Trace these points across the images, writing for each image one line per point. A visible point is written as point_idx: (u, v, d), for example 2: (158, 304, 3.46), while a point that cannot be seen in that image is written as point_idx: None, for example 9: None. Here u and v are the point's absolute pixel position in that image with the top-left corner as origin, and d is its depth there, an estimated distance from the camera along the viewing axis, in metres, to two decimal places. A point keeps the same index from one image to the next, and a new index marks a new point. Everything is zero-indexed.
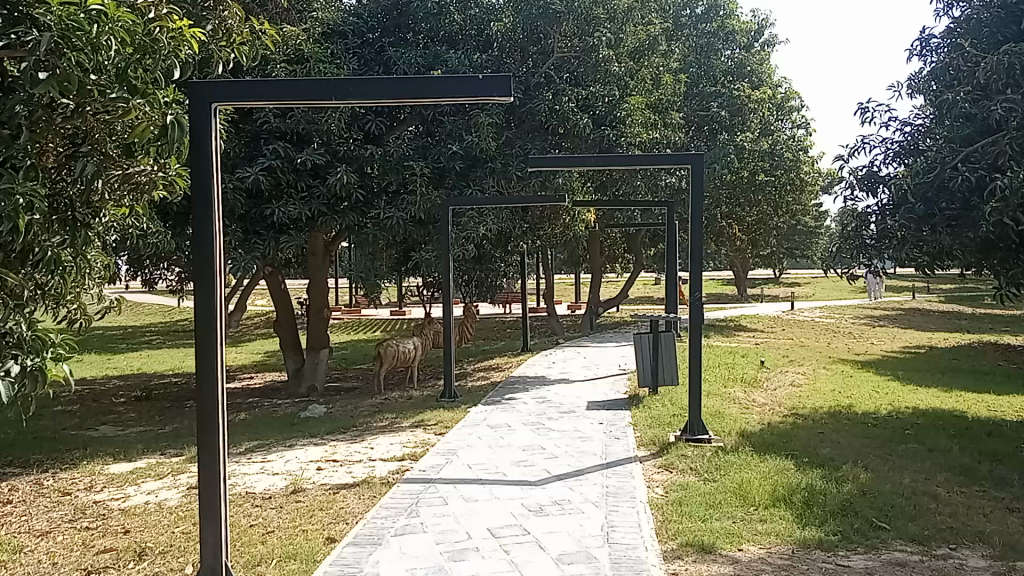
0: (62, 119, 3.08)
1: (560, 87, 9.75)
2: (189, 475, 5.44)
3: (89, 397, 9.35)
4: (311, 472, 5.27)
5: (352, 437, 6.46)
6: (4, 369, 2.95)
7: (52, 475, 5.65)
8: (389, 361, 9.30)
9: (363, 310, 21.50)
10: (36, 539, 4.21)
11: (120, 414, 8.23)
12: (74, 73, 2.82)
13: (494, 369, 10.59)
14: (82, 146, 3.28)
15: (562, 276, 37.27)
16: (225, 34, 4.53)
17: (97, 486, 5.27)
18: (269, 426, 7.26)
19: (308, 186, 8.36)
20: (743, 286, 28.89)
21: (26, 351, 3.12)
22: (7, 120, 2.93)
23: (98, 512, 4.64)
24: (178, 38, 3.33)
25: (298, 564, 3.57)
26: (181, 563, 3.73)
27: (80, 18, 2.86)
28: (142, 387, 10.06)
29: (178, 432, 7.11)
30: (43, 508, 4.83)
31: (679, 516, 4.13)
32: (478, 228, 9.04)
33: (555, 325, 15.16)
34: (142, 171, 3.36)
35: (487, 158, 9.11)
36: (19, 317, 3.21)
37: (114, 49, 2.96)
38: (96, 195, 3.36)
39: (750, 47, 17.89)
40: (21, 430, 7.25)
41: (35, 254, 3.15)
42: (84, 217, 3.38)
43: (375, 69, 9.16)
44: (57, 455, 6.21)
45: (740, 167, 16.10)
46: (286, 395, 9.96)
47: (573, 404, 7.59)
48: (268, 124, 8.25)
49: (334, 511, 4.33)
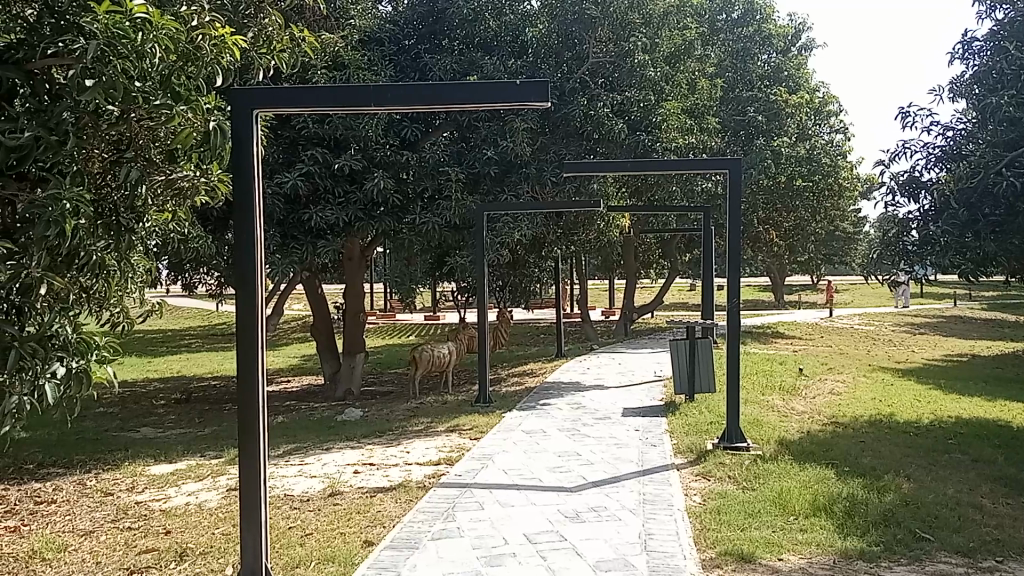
0: (108, 125, 3.16)
1: (595, 93, 9.75)
2: (228, 477, 5.50)
3: (131, 399, 9.50)
4: (348, 475, 5.31)
5: (388, 440, 6.50)
6: (49, 371, 3.10)
7: (94, 475, 5.74)
8: (424, 366, 9.32)
9: (397, 315, 21.55)
10: (80, 539, 4.29)
11: (160, 416, 8.34)
12: (119, 80, 2.89)
13: (529, 375, 10.58)
14: (127, 152, 3.35)
15: (596, 283, 37.18)
16: (266, 42, 4.56)
17: (139, 487, 5.35)
18: (307, 429, 7.33)
19: (345, 192, 8.41)
20: (780, 293, 28.55)
21: (71, 353, 3.24)
22: (55, 127, 2.96)
23: (140, 513, 4.70)
24: (219, 45, 3.41)
25: (336, 566, 3.59)
26: (220, 564, 3.77)
27: (125, 26, 2.95)
28: (183, 390, 10.20)
29: (217, 434, 7.19)
30: (87, 508, 4.91)
31: (717, 524, 4.09)
32: (514, 233, 9.04)
33: (589, 331, 15.09)
34: (184, 177, 3.50)
35: (522, 163, 9.14)
36: (66, 320, 3.34)
37: (159, 56, 3.04)
38: (139, 201, 3.44)
39: (787, 51, 17.74)
40: (64, 432, 7.37)
41: (80, 258, 3.21)
42: (129, 222, 3.44)
43: (411, 76, 9.23)
44: (99, 456, 6.32)
45: (777, 172, 15.93)
46: (322, 399, 10.03)
47: (608, 410, 7.55)
48: (307, 130, 8.32)
49: (371, 514, 4.35)
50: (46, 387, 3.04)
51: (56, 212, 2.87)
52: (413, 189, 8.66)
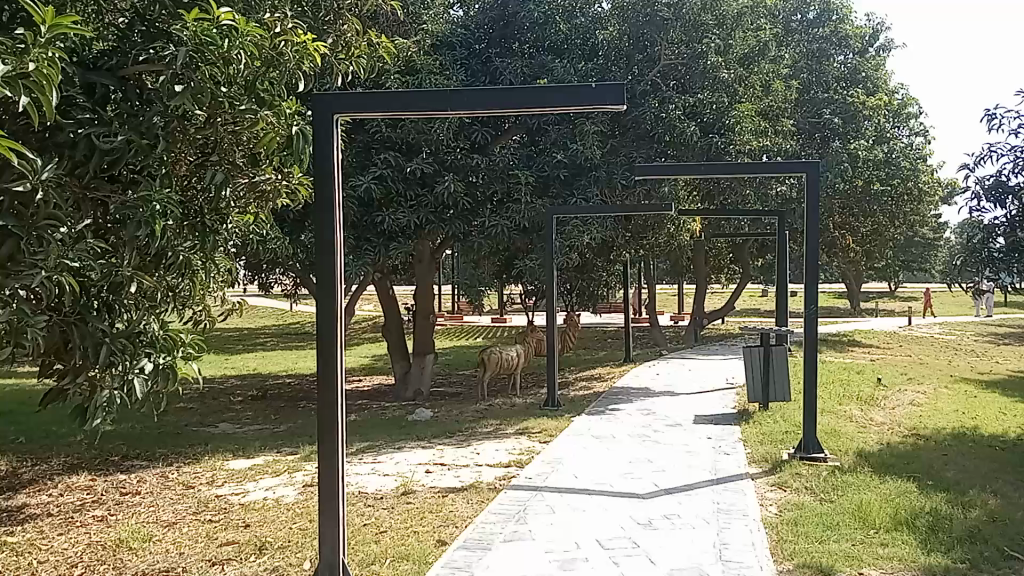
0: (194, 130, 3.27)
1: (667, 95, 9.68)
2: (303, 473, 5.62)
3: (210, 395, 9.79)
4: (419, 474, 5.37)
5: (458, 441, 6.55)
6: (138, 367, 3.23)
7: (176, 468, 5.93)
8: (493, 368, 9.36)
9: (465, 317, 21.70)
10: (164, 530, 4.43)
11: (238, 412, 8.57)
12: (207, 86, 3.05)
13: (598, 379, 10.53)
14: (211, 156, 3.48)
15: (664, 288, 36.82)
16: (345, 48, 4.64)
17: (218, 481, 5.51)
18: (379, 428, 7.44)
19: (417, 195, 8.51)
20: (855, 300, 27.82)
21: (158, 349, 3.36)
22: (145, 131, 3.14)
23: (220, 506, 4.84)
24: (302, 52, 3.36)
25: (412, 564, 3.64)
26: (298, 558, 3.85)
27: (213, 33, 3.03)
28: (259, 387, 10.46)
29: (292, 431, 7.36)
30: (170, 500, 5.08)
31: (795, 536, 4.01)
32: (584, 236, 9.02)
33: (658, 336, 14.95)
34: (267, 180, 3.58)
35: (592, 166, 9.10)
36: (154, 318, 3.47)
37: (244, 62, 3.11)
38: (223, 202, 3.57)
39: (865, 52, 17.31)
40: (147, 425, 7.64)
41: (168, 258, 3.41)
42: (213, 223, 3.61)
43: (482, 80, 9.29)
44: (181, 450, 6.52)
45: (854, 176, 15.54)
46: (392, 399, 10.15)
47: (679, 416, 7.47)
48: (381, 134, 8.42)
49: (443, 514, 4.39)
50: (136, 383, 3.19)
51: (145, 213, 3.07)
52: (483, 192, 8.71)
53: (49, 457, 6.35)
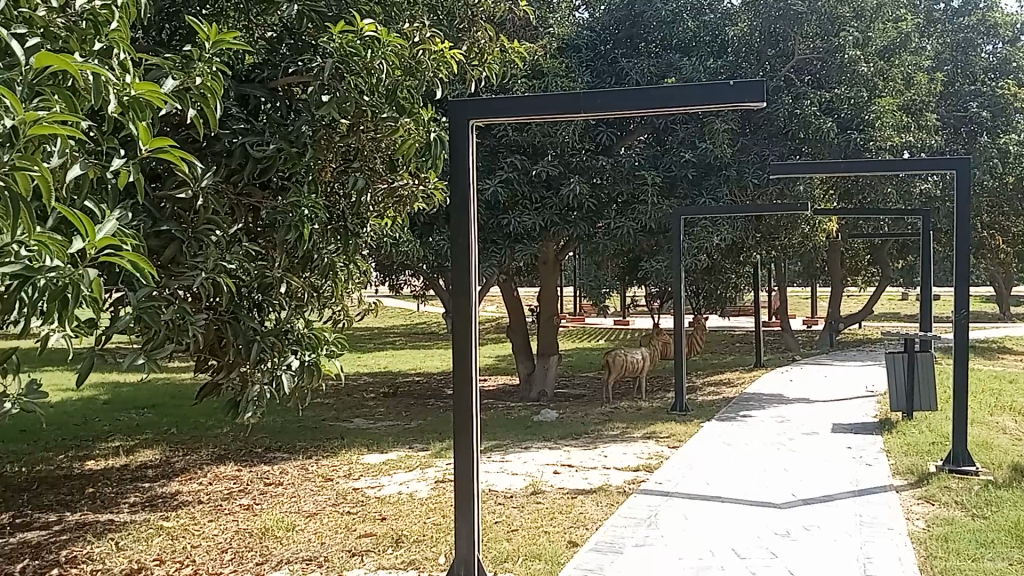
0: (340, 138, 3.47)
1: (802, 91, 9.38)
2: (435, 469, 5.75)
3: (344, 391, 10.17)
4: (548, 475, 5.41)
5: (585, 443, 6.56)
6: (286, 363, 3.40)
7: (315, 461, 6.20)
8: (618, 370, 9.30)
9: (588, 320, 21.65)
10: (306, 519, 4.64)
11: (370, 409, 8.85)
12: (352, 96, 3.20)
13: (727, 384, 10.30)
14: (354, 163, 3.67)
15: (795, 291, 35.60)
16: (478, 55, 4.73)
17: (355, 474, 5.72)
18: (506, 427, 7.53)
19: (542, 198, 8.57)
20: (1006, 305, 26.07)
21: (304, 347, 3.55)
22: (295, 139, 3.35)
23: (357, 499, 5.03)
24: (440, 60, 3.54)
25: (544, 564, 3.68)
26: (433, 553, 3.95)
27: (358, 45, 3.19)
28: (389, 384, 10.79)
29: (423, 428, 7.55)
30: (310, 491, 5.32)
31: (945, 553, 3.80)
32: (713, 237, 8.85)
33: (790, 340, 14.48)
34: (404, 186, 3.76)
35: (722, 165, 8.91)
36: (299, 317, 3.67)
37: (386, 71, 3.24)
38: (363, 207, 3.83)
39: (1016, 40, 16.24)
40: (288, 419, 8.01)
41: (315, 261, 3.58)
42: (355, 228, 3.85)
43: (608, 81, 9.25)
44: (319, 443, 6.81)
45: (1004, 173, 14.59)
46: (518, 399, 10.24)
47: (814, 424, 7.21)
48: (508, 138, 8.51)
49: (573, 515, 4.41)
50: (283, 379, 3.32)
51: (294, 218, 3.27)
52: (608, 194, 8.69)
53: (199, 447, 6.75)
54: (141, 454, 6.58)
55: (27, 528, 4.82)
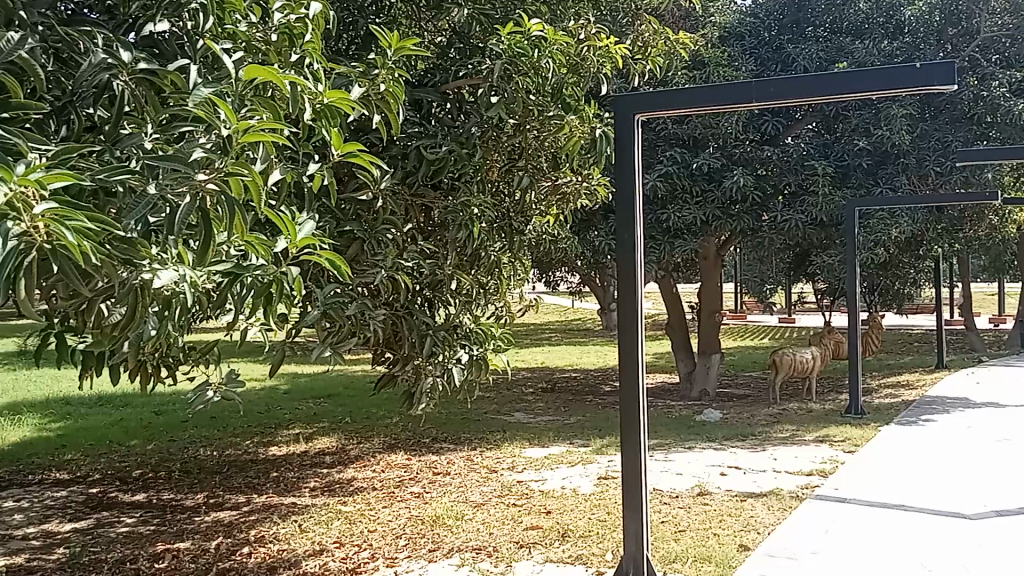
0: (507, 136, 3.58)
1: (990, 71, 8.74)
2: (597, 465, 5.76)
3: (505, 385, 10.35)
4: (714, 476, 5.28)
5: (752, 444, 6.36)
6: (455, 357, 3.65)
7: (480, 452, 6.35)
8: (785, 369, 8.94)
9: (750, 317, 20.97)
10: (474, 509, 4.75)
11: (531, 404, 8.96)
12: (519, 95, 3.38)
13: (904, 386, 9.70)
14: (519, 161, 3.76)
15: (979, 287, 33.02)
16: (642, 48, 4.66)
17: (518, 467, 5.82)
18: (668, 426, 7.42)
19: (703, 191, 8.24)
20: None
21: (471, 341, 3.73)
22: (465, 140, 3.53)
23: (522, 491, 5.10)
24: (605, 55, 3.55)
25: (715, 566, 3.62)
26: (601, 549, 3.96)
27: (525, 44, 3.34)
28: (548, 380, 10.88)
29: (583, 424, 7.56)
30: (476, 482, 5.45)
31: None
32: (890, 230, 8.45)
33: (975, 340, 13.45)
34: (569, 183, 3.84)
35: (900, 153, 8.44)
36: (468, 313, 3.82)
37: (552, 70, 3.38)
38: (527, 205, 3.92)
39: None
40: (452, 411, 8.24)
41: (482, 258, 3.87)
42: (519, 226, 3.93)
43: (773, 68, 8.87)
44: (483, 435, 6.96)
45: None
46: (678, 397, 10.05)
47: (1007, 431, 6.67)
48: (667, 131, 8.41)
49: (743, 518, 4.29)
50: (453, 370, 3.61)
51: (464, 217, 3.49)
52: (774, 185, 8.34)
53: (370, 437, 7.06)
54: (319, 441, 6.97)
55: (220, 507, 5.20)
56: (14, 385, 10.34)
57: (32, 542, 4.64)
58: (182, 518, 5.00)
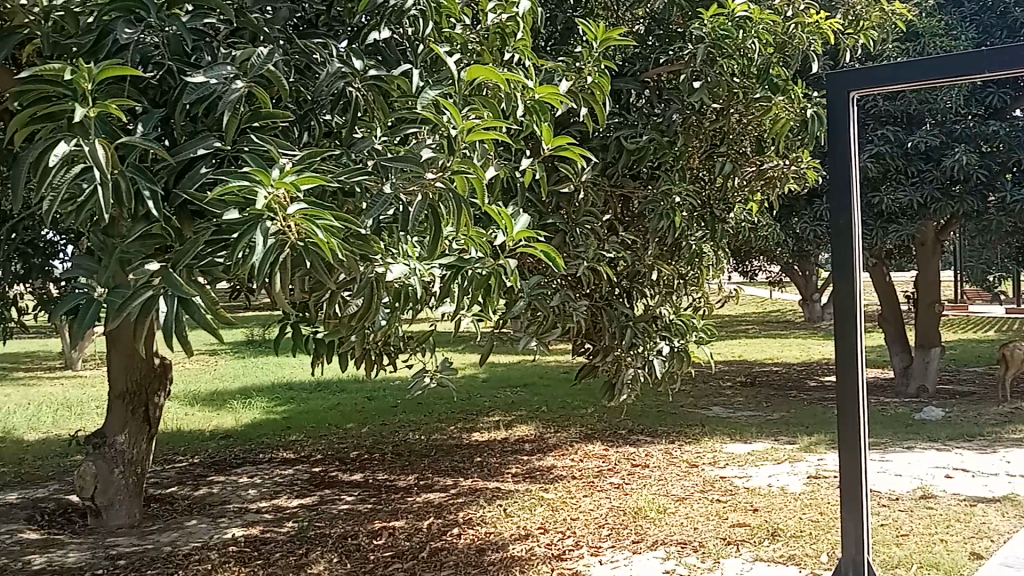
0: (710, 122, 3.51)
1: None
2: (805, 464, 5.52)
3: (701, 378, 10.15)
4: (938, 479, 4.91)
5: (980, 446, 5.86)
6: (656, 349, 3.63)
7: (679, 446, 6.26)
8: (1018, 365, 8.15)
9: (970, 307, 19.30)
10: (676, 503, 4.70)
11: (729, 397, 8.73)
12: (724, 78, 3.30)
13: None
14: (722, 147, 3.67)
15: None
16: (854, 21, 4.39)
17: (720, 462, 5.69)
18: (881, 424, 6.99)
19: (920, 171, 7.66)
20: None
21: (673, 333, 3.72)
22: (666, 128, 3.51)
23: (725, 487, 4.99)
24: (816, 32, 3.45)
25: None
26: (815, 551, 3.82)
27: (729, 26, 3.28)
28: (747, 373, 10.55)
29: (787, 420, 7.27)
30: (677, 475, 5.38)
31: None
32: None
33: None
34: (774, 167, 3.74)
35: None
36: (668, 304, 3.82)
37: (759, 50, 3.32)
38: (729, 191, 3.83)
39: None
40: (648, 403, 8.18)
41: (682, 248, 3.75)
42: (721, 212, 3.85)
43: (999, 33, 8.07)
44: (681, 429, 6.86)
45: None
46: (892, 394, 9.39)
47: None
48: (877, 108, 7.89)
49: (975, 525, 3.97)
50: (655, 362, 3.57)
51: (666, 206, 3.45)
52: (1001, 162, 7.50)
53: (568, 426, 7.15)
54: (518, 429, 7.14)
55: (429, 489, 5.46)
56: (244, 371, 11.35)
57: (266, 514, 5.08)
58: (396, 498, 5.30)
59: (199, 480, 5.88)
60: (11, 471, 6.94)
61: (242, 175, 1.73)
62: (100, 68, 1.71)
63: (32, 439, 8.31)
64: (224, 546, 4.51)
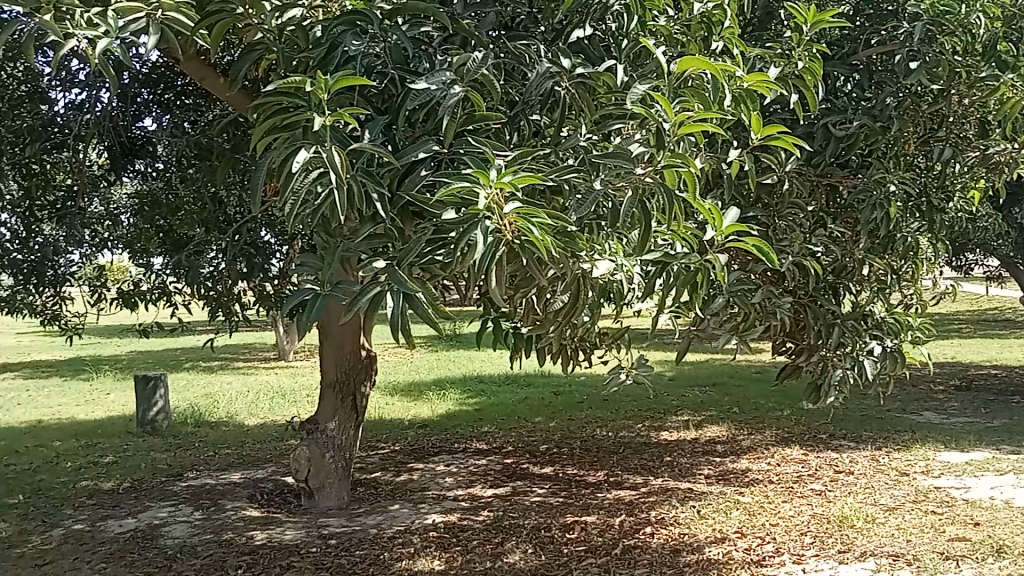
0: (928, 105, 3.34)
1: None
2: None
3: (910, 381, 9.49)
4: None
5: None
6: (866, 349, 3.45)
7: (885, 453, 5.89)
8: None
9: None
10: (886, 513, 4.43)
11: (942, 402, 8.10)
12: (945, 56, 3.18)
13: None
14: (940, 131, 3.47)
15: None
16: None
17: (933, 471, 5.30)
18: None
19: None
20: None
21: (885, 332, 3.52)
22: (879, 113, 3.33)
23: (941, 498, 4.64)
24: None
25: None
26: None
27: (950, 2, 3.22)
28: (962, 376, 9.75)
29: (1011, 428, 6.65)
30: (885, 484, 5.06)
31: None
32: None
33: None
34: (1001, 151, 3.42)
35: None
36: (881, 300, 3.64)
37: (982, 26, 3.21)
38: (949, 177, 3.55)
39: None
40: (851, 407, 7.75)
41: (897, 241, 3.46)
42: (939, 202, 3.51)
43: None
44: (888, 435, 6.45)
45: None
46: None
47: None
48: None
49: None
50: (866, 364, 3.42)
51: (878, 196, 3.22)
52: None
53: (763, 428, 6.91)
54: (710, 430, 6.98)
55: (620, 486, 5.46)
56: (437, 365, 11.82)
57: (463, 503, 5.27)
58: (587, 493, 5.33)
59: (400, 467, 6.19)
60: (236, 452, 7.61)
61: (463, 176, 1.85)
62: (336, 78, 1.86)
63: (252, 423, 9.06)
64: (425, 531, 4.72)
